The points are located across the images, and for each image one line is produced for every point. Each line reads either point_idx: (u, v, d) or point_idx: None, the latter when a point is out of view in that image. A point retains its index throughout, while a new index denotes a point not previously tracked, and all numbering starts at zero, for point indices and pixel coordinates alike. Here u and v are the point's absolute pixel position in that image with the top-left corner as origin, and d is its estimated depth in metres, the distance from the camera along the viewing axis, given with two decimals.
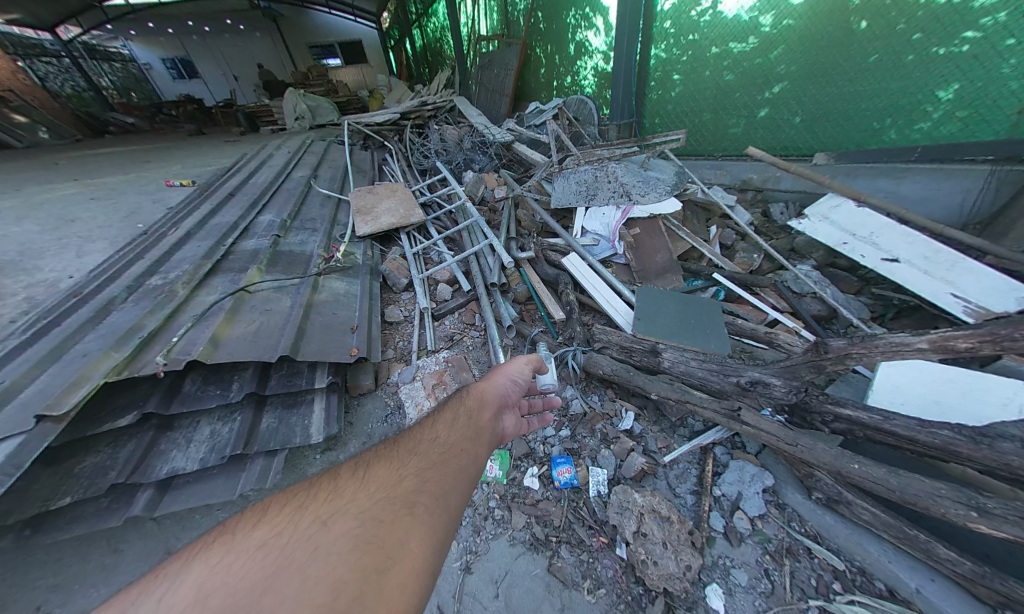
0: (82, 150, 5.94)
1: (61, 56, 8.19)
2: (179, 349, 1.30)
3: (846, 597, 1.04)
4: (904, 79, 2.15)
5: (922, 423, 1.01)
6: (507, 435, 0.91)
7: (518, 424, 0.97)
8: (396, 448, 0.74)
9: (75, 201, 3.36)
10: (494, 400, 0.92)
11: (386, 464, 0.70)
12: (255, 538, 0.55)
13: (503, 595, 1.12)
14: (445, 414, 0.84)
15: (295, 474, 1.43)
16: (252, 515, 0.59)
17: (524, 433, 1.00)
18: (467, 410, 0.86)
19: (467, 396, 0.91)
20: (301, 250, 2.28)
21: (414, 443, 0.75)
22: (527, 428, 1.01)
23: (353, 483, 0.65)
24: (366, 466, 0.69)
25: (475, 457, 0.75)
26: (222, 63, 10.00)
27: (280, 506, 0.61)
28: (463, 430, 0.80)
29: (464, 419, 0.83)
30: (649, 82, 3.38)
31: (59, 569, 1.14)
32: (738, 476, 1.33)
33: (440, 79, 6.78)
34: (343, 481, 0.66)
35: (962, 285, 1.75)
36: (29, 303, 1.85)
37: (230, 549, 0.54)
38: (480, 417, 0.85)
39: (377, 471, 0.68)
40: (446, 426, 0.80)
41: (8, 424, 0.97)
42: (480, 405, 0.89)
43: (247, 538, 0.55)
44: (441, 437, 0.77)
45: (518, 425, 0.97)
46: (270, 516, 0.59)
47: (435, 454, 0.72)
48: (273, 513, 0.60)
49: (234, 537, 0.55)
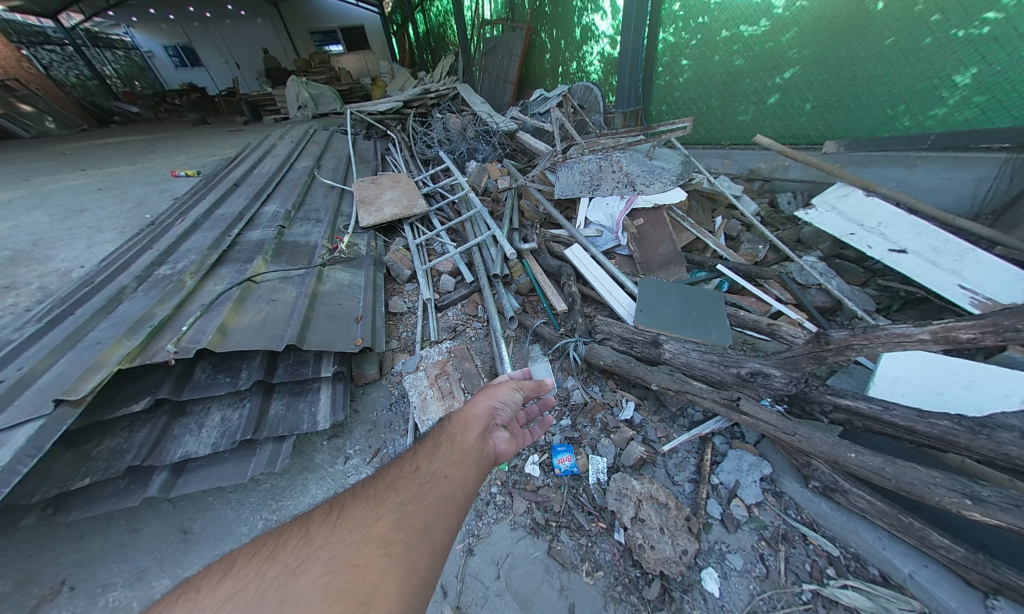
0: (88, 140, 6.00)
1: (65, 45, 8.15)
2: (189, 337, 1.33)
3: (839, 581, 1.06)
4: (920, 63, 2.08)
5: (922, 413, 1.01)
6: (499, 456, 0.90)
7: (512, 440, 0.96)
8: (373, 486, 0.71)
9: (83, 192, 3.40)
10: (479, 422, 0.91)
11: (362, 503, 0.66)
12: (218, 594, 0.50)
13: (504, 576, 1.16)
14: (427, 444, 0.83)
15: (303, 459, 1.48)
16: (217, 569, 0.54)
17: (519, 450, 0.98)
18: (451, 437, 0.85)
19: (451, 423, 0.90)
20: (305, 241, 2.30)
21: (395, 478, 0.73)
22: (521, 445, 1.00)
23: (326, 526, 0.61)
24: (341, 506, 0.66)
25: (462, 483, 0.73)
26: (223, 51, 9.91)
27: (250, 552, 0.57)
28: (446, 458, 0.78)
29: (448, 446, 0.82)
30: (657, 68, 3.29)
31: (81, 546, 1.20)
32: (736, 465, 1.36)
33: (444, 65, 6.65)
34: (315, 525, 0.61)
35: (970, 277, 1.72)
36: (43, 293, 1.90)
37: (188, 607, 0.48)
38: (465, 441, 0.84)
39: (353, 512, 0.64)
40: (428, 455, 0.79)
41: (27, 409, 1.01)
42: (464, 429, 0.87)
43: (209, 596, 0.50)
44: (424, 467, 0.75)
45: (512, 440, 0.96)
46: (238, 566, 0.55)
47: (417, 485, 0.70)
48: (240, 565, 0.55)
49: (197, 595, 0.51)
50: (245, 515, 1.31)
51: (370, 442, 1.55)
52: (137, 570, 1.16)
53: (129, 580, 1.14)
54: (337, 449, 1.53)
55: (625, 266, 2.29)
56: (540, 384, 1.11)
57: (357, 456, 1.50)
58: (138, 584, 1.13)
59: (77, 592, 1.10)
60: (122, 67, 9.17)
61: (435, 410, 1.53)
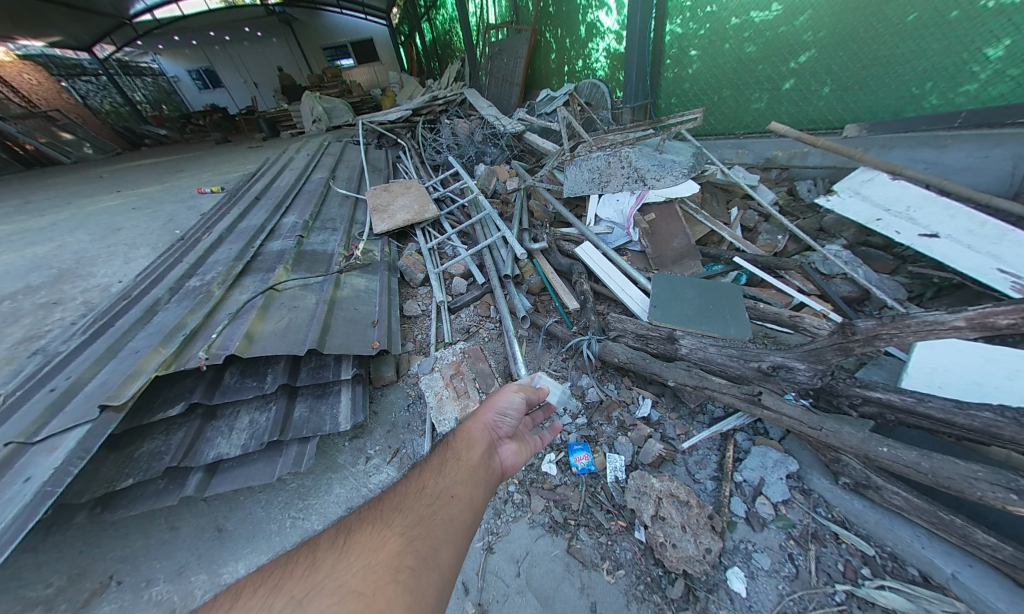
0: (122, 163, 6.39)
1: (100, 75, 8.67)
2: (219, 344, 1.40)
3: (875, 582, 1.02)
4: (947, 37, 1.98)
5: (960, 405, 0.96)
6: (505, 470, 0.89)
7: (519, 451, 0.95)
8: (379, 509, 0.70)
9: (119, 212, 3.62)
10: (484, 437, 0.91)
11: (369, 527, 0.66)
12: None
13: (524, 574, 1.17)
14: (432, 463, 0.84)
15: (327, 459, 1.53)
16: (223, 601, 0.53)
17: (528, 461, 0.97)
18: (457, 453, 0.85)
19: (455, 439, 0.90)
20: (323, 249, 2.38)
21: (401, 499, 0.72)
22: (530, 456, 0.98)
23: (332, 554, 0.61)
24: (348, 531, 0.65)
25: (468, 502, 0.73)
26: (242, 71, 10.39)
27: (255, 584, 0.56)
28: (452, 476, 0.78)
29: (454, 463, 0.82)
30: (665, 60, 3.25)
31: (126, 543, 1.27)
32: (760, 461, 1.32)
33: (451, 71, 6.75)
34: (321, 552, 0.61)
35: (1011, 260, 1.61)
36: (86, 307, 2.04)
37: None
38: (470, 457, 0.84)
39: (359, 537, 0.64)
40: (434, 474, 0.79)
41: (77, 415, 1.09)
42: (469, 445, 0.87)
43: None
44: (430, 486, 0.75)
45: (519, 452, 0.95)
46: (244, 599, 0.54)
47: (423, 507, 0.70)
48: (246, 596, 0.55)
49: None
50: (274, 514, 1.37)
51: (389, 442, 1.59)
52: (177, 566, 1.23)
53: (170, 575, 1.21)
54: (359, 449, 1.57)
55: (637, 262, 2.27)
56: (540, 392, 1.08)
57: (377, 456, 1.54)
58: (178, 578, 1.20)
59: (124, 587, 1.17)
60: (150, 92, 9.68)
61: (451, 410, 1.55)
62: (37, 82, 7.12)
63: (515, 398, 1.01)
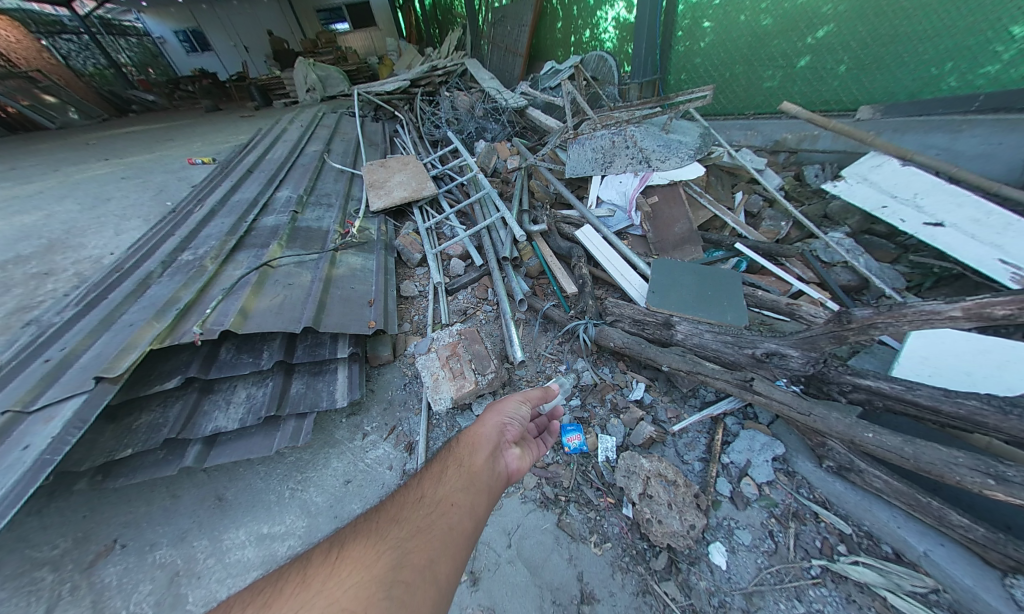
0: (110, 130, 6.19)
1: (81, 33, 8.14)
2: (213, 320, 1.38)
3: (850, 558, 1.07)
4: (972, 13, 1.88)
5: (949, 393, 0.96)
6: (512, 473, 0.90)
7: (524, 456, 0.96)
8: (375, 522, 0.71)
9: (107, 181, 3.52)
10: (489, 440, 0.93)
11: (363, 541, 0.66)
12: None
13: (515, 545, 1.21)
14: (433, 470, 0.85)
15: (324, 434, 1.56)
16: None
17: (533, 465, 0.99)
18: (459, 460, 0.87)
19: (460, 444, 0.92)
20: (318, 226, 2.32)
21: (398, 510, 0.74)
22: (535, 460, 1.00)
23: (324, 570, 0.60)
24: (341, 546, 0.66)
25: (467, 511, 0.74)
26: (232, 33, 9.71)
27: (243, 605, 0.55)
28: (454, 484, 0.80)
29: (456, 470, 0.83)
30: (677, 32, 3.07)
31: (129, 509, 1.31)
32: (748, 444, 1.36)
33: (451, 38, 6.30)
34: (313, 568, 0.61)
35: (1014, 251, 1.60)
36: (79, 278, 2.01)
37: None
38: (473, 464, 0.85)
39: (352, 551, 0.64)
40: (434, 483, 0.80)
41: (74, 384, 1.09)
42: (473, 450, 0.89)
43: None
44: (429, 496, 0.76)
45: (524, 456, 0.96)
46: None
47: (420, 517, 0.71)
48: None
49: None
50: (273, 485, 1.40)
51: (386, 419, 1.62)
52: (180, 532, 1.27)
53: (173, 540, 1.25)
54: (356, 425, 1.60)
55: (638, 246, 2.25)
56: (550, 395, 1.11)
57: (374, 433, 1.57)
58: (182, 543, 1.24)
59: (128, 550, 1.21)
60: (136, 55, 9.24)
61: (447, 391, 1.57)
62: (15, 40, 6.82)
63: (523, 407, 1.04)
